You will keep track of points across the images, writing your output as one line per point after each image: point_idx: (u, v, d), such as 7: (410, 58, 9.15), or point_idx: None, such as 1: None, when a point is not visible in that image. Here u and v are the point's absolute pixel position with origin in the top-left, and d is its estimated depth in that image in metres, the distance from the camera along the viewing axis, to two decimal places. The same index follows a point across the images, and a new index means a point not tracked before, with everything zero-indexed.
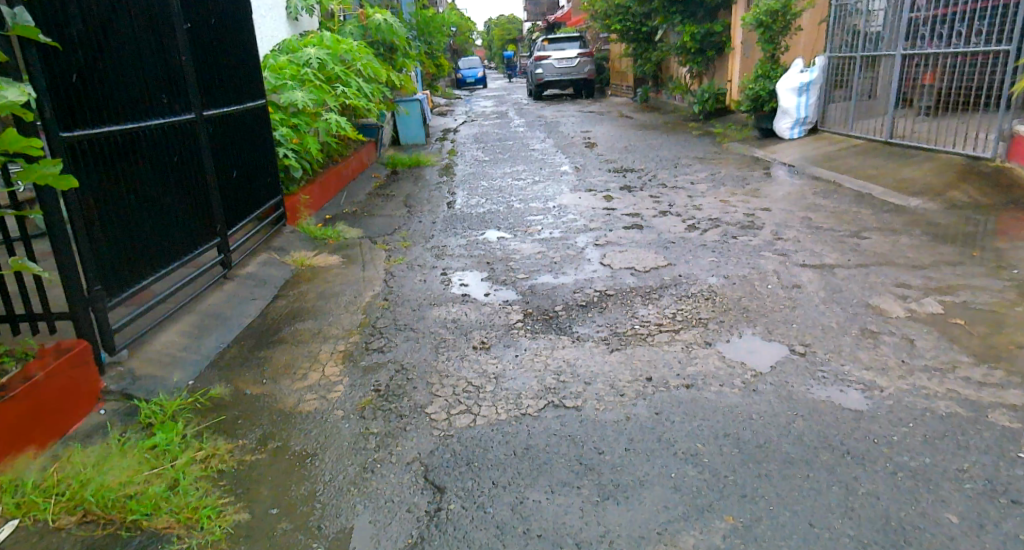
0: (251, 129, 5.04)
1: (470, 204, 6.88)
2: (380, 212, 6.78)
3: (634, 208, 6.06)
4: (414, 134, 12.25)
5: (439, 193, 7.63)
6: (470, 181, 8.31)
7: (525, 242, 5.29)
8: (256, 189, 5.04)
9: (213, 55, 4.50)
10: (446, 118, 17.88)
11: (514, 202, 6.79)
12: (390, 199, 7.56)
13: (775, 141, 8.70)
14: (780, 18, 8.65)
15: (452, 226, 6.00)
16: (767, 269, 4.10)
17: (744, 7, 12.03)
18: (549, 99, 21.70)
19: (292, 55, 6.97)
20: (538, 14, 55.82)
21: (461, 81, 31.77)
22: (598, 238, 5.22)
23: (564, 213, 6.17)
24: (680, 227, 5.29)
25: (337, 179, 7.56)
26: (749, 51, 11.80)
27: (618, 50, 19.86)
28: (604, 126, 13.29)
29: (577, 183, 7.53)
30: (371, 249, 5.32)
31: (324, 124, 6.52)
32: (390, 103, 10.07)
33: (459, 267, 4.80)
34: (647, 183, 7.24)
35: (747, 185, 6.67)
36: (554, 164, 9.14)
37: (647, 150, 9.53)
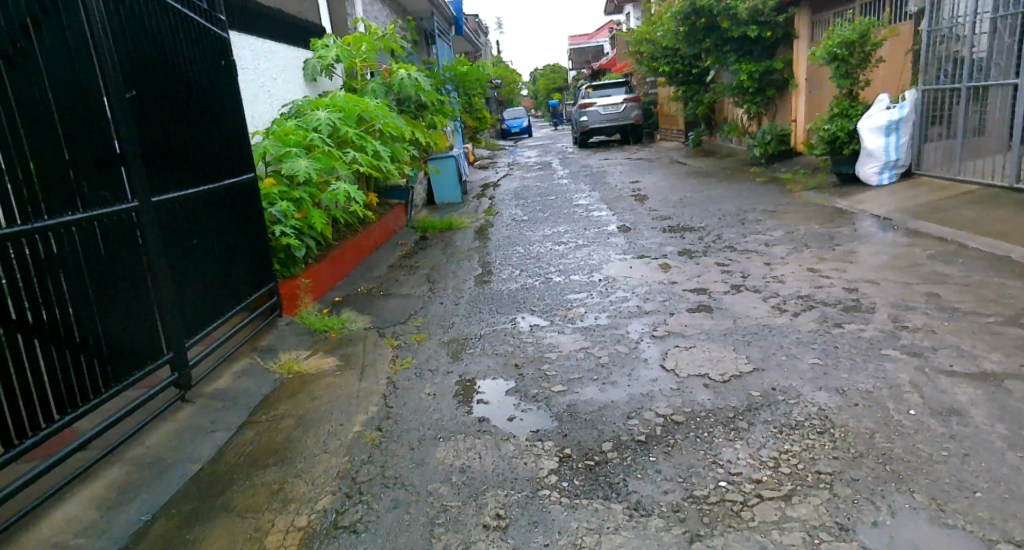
0: (235, 211, 4.25)
1: (502, 278, 5.89)
2: (398, 291, 5.88)
3: (699, 280, 4.99)
4: (449, 192, 11.50)
5: (469, 263, 6.69)
6: (507, 246, 7.35)
7: (564, 332, 4.27)
8: (241, 282, 4.22)
9: (186, 128, 3.75)
10: (488, 171, 17.16)
11: (554, 274, 5.80)
12: (414, 273, 6.64)
13: (858, 188, 7.54)
14: (857, 50, 7.59)
15: (480, 308, 5.03)
16: (899, 380, 3.00)
17: (807, 43, 11.06)
18: (595, 146, 20.92)
19: (301, 119, 6.20)
20: (583, 62, 55.84)
21: (506, 132, 31.31)
22: (658, 325, 4.18)
23: (614, 288, 5.12)
24: (763, 308, 4.19)
25: (353, 251, 6.71)
26: (815, 89, 10.85)
27: (666, 93, 19.02)
28: (655, 175, 12.31)
29: (628, 247, 6.50)
30: (375, 346, 4.33)
31: (332, 194, 5.69)
32: (419, 163, 9.29)
33: (483, 371, 3.80)
34: (710, 245, 6.17)
35: (834, 244, 5.54)
36: (600, 223, 8.13)
37: (707, 203, 8.43)
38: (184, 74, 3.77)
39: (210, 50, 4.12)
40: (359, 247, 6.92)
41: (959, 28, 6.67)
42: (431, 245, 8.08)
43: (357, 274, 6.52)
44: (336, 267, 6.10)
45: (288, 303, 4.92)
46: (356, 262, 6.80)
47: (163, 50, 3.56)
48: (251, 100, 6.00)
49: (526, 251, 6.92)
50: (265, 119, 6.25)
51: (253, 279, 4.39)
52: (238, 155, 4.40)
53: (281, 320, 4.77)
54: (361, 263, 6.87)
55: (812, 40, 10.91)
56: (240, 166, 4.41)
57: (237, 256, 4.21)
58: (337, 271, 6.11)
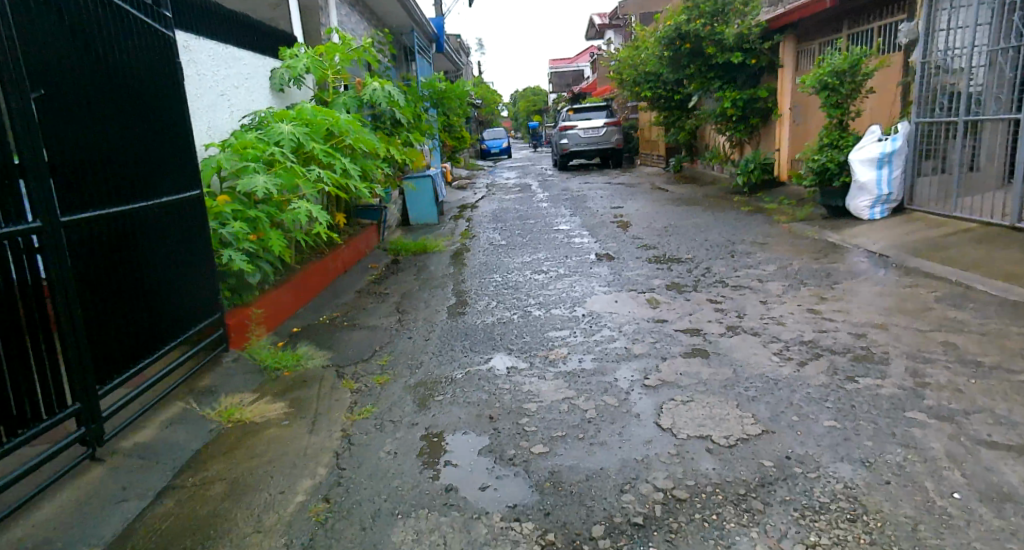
0: (176, 233, 3.78)
1: (477, 310, 5.43)
2: (365, 321, 5.40)
3: (691, 319, 4.60)
4: (425, 213, 11.05)
5: (442, 292, 6.23)
6: (482, 274, 6.90)
7: (544, 377, 3.83)
8: (179, 313, 3.74)
9: (116, 138, 3.26)
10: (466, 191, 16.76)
11: (533, 307, 5.36)
12: (383, 300, 6.14)
13: (850, 222, 7.25)
14: (849, 79, 7.26)
15: (452, 345, 4.58)
16: (934, 452, 2.61)
17: (792, 73, 10.80)
18: (575, 169, 20.66)
19: (264, 132, 5.72)
20: (564, 86, 56.02)
21: (486, 152, 31.00)
22: (649, 372, 3.76)
23: (600, 325, 4.70)
24: (765, 355, 3.80)
25: (318, 276, 6.22)
26: (800, 118, 10.62)
27: (647, 118, 18.85)
28: (637, 201, 11.99)
29: (613, 279, 6.10)
30: (332, 390, 3.84)
31: (292, 214, 5.21)
32: (393, 182, 8.84)
33: (453, 425, 3.35)
34: (700, 279, 5.80)
35: (833, 282, 5.18)
36: (582, 250, 7.73)
37: (693, 232, 8.10)
38: (116, 75, 3.29)
39: (151, 52, 3.64)
40: (325, 270, 6.42)
41: (956, 59, 6.40)
42: (404, 269, 7.61)
43: (321, 300, 6.02)
44: (297, 293, 5.60)
45: (236, 335, 4.40)
46: (321, 287, 6.29)
47: (88, 48, 3.08)
48: (208, 109, 5.51)
49: (503, 280, 6.47)
50: (225, 130, 5.76)
51: (193, 311, 3.89)
52: (181, 170, 3.92)
53: (227, 356, 4.26)
54: (327, 288, 6.37)
55: (797, 70, 10.68)
56: (184, 181, 3.94)
57: (176, 283, 3.72)
58: (299, 297, 5.61)
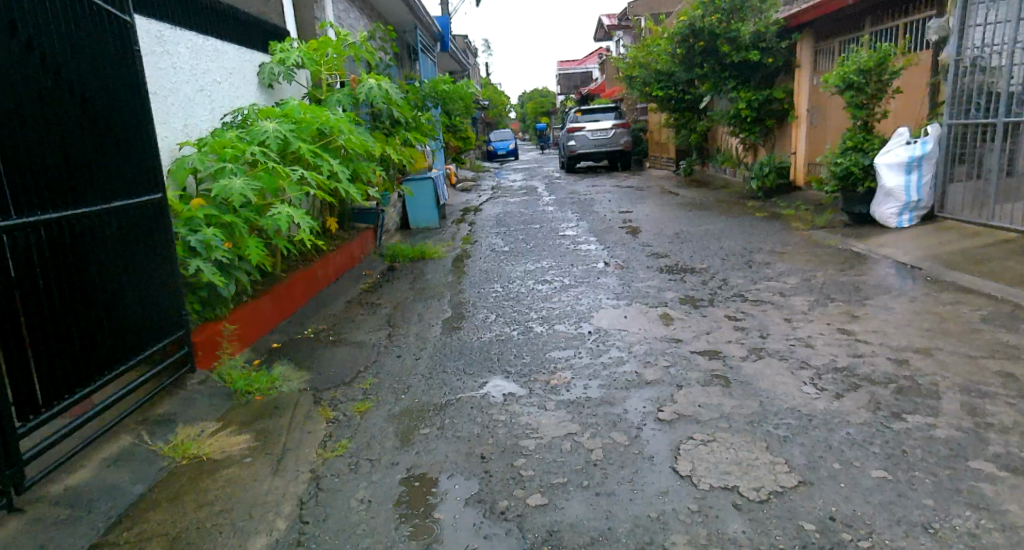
0: (127, 243, 3.43)
1: (474, 325, 5.00)
2: (353, 336, 4.99)
3: (709, 340, 4.16)
4: (426, 217, 10.64)
5: (438, 303, 5.81)
6: (482, 283, 6.47)
7: (545, 408, 3.41)
8: (127, 332, 3.39)
9: (39, 135, 2.92)
10: (471, 194, 16.35)
11: (535, 322, 4.94)
12: (373, 312, 5.72)
13: (876, 230, 6.79)
14: (875, 78, 6.75)
15: (444, 366, 4.16)
16: (1010, 516, 2.17)
17: (809, 72, 10.34)
18: (583, 172, 20.23)
19: (247, 130, 5.33)
20: (572, 88, 55.58)
21: (493, 154, 30.57)
22: (664, 403, 3.33)
23: (608, 345, 4.27)
24: (795, 385, 3.35)
25: (305, 285, 5.82)
26: (817, 119, 10.16)
27: (657, 120, 18.40)
28: (647, 205, 11.54)
29: (622, 291, 5.67)
30: (305, 420, 3.45)
31: (272, 220, 4.79)
32: (390, 185, 8.44)
33: (437, 465, 2.93)
34: (716, 292, 5.36)
35: (864, 297, 4.73)
36: (589, 258, 7.30)
37: (707, 240, 7.65)
38: (39, 65, 2.95)
39: (95, 44, 3.32)
40: (312, 279, 6.02)
41: (993, 56, 5.93)
42: (400, 277, 7.19)
43: (306, 312, 5.62)
44: (279, 305, 5.20)
45: (204, 354, 4.02)
46: (308, 297, 5.89)
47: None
48: (185, 105, 5.11)
49: (503, 291, 6.04)
50: (205, 128, 5.36)
51: (147, 329, 3.53)
52: (139, 174, 3.58)
53: (193, 379, 3.86)
54: (315, 299, 5.97)
55: (815, 70, 10.16)
56: (140, 186, 3.60)
57: (122, 298, 3.37)
58: (280, 310, 5.21)
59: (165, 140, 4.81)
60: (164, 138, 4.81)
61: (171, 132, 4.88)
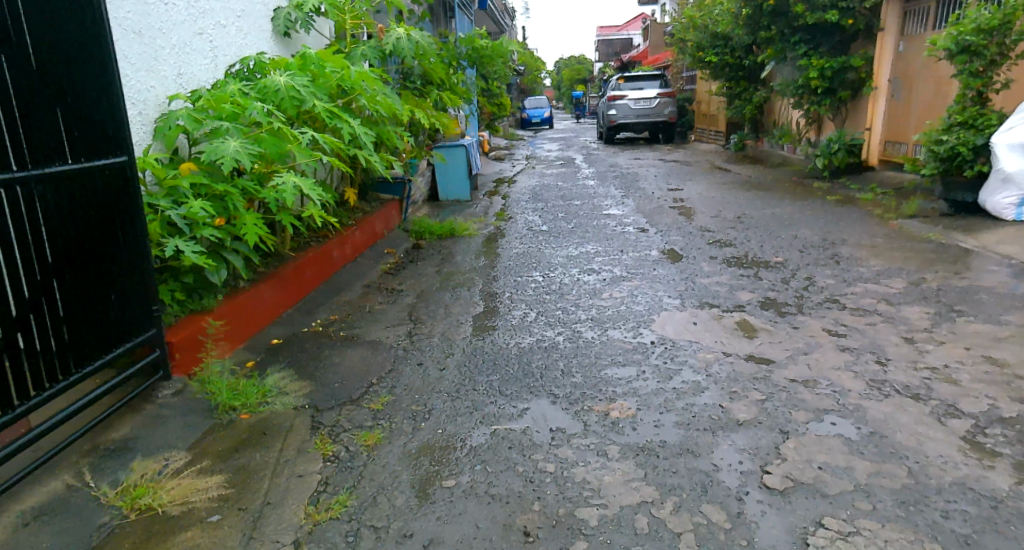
0: (64, 225, 2.61)
1: (508, 326, 4.18)
2: (368, 332, 4.22)
3: (810, 364, 3.29)
4: (457, 188, 9.80)
5: (467, 293, 5.01)
6: (517, 270, 5.64)
7: (607, 453, 2.61)
8: (62, 341, 2.60)
9: None
10: (504, 162, 15.43)
11: (584, 324, 4.12)
12: (392, 302, 4.92)
13: (984, 225, 5.84)
14: (994, 42, 5.92)
15: (475, 381, 3.37)
16: None
17: (893, 38, 9.40)
18: (623, 143, 19.19)
19: (252, 84, 4.43)
20: (610, 55, 53.74)
21: (527, 121, 29.47)
22: (767, 460, 2.48)
23: (679, 364, 3.42)
24: (948, 445, 2.49)
25: (315, 267, 5.03)
26: (901, 94, 9.31)
27: (705, 89, 17.33)
28: (698, 182, 10.57)
29: (686, 289, 4.80)
30: (297, 456, 2.59)
31: (275, 192, 3.95)
32: (417, 152, 7.59)
33: (463, 546, 2.12)
34: (802, 295, 4.47)
35: (998, 312, 3.85)
36: (640, 243, 6.42)
37: (776, 228, 6.71)
38: None
39: None
40: (325, 258, 5.25)
41: None
42: (426, 258, 6.39)
43: (314, 298, 4.84)
44: (284, 291, 4.42)
45: (185, 357, 3.20)
46: (320, 280, 5.12)
47: None
48: (180, 49, 4.15)
49: (542, 282, 5.20)
50: (204, 79, 4.40)
51: (92, 338, 2.73)
52: (89, 130, 2.75)
53: (164, 391, 3.03)
54: (326, 282, 5.20)
55: (902, 33, 9.30)
56: (91, 149, 2.75)
57: (52, 301, 2.57)
58: (285, 296, 4.44)
59: (152, 91, 3.88)
60: (151, 88, 3.87)
61: (160, 82, 3.94)
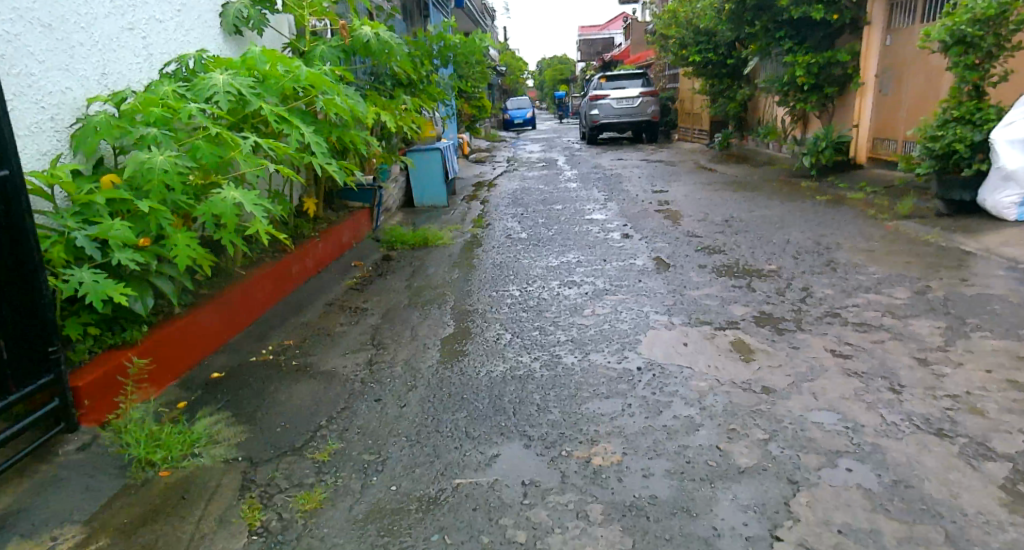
0: None
1: (480, 352, 3.78)
2: (325, 360, 3.80)
3: (816, 392, 2.91)
4: (433, 194, 9.39)
5: (437, 312, 4.60)
6: (492, 284, 5.24)
7: (586, 516, 2.23)
8: None
9: None
10: (486, 165, 15.05)
11: (563, 348, 3.73)
12: (356, 323, 4.50)
13: (986, 226, 5.51)
14: (991, 32, 5.58)
15: (439, 420, 2.97)
16: None
17: (880, 31, 9.09)
18: (607, 143, 18.87)
19: (187, 85, 4.03)
20: (593, 54, 53.48)
21: (510, 123, 29.11)
22: (776, 521, 2.10)
23: (669, 397, 3.04)
24: (987, 497, 2.11)
25: (270, 288, 4.59)
26: (889, 88, 9.01)
27: (688, 87, 17.02)
28: (683, 184, 10.23)
29: (675, 303, 4.42)
30: (215, 530, 2.26)
31: (210, 207, 3.50)
32: (388, 158, 7.15)
33: None
34: (800, 309, 4.10)
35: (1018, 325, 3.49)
36: (624, 251, 6.05)
37: (767, 231, 6.36)
38: None
39: None
40: (281, 276, 4.82)
41: None
42: (396, 271, 5.97)
43: (268, 320, 4.42)
44: (228, 314, 3.99)
45: (95, 404, 2.78)
46: (275, 300, 4.69)
47: None
48: (103, 45, 3.76)
49: (519, 297, 4.81)
50: (135, 80, 4.01)
51: None
52: None
53: (68, 445, 2.65)
54: (283, 302, 4.78)
55: (888, 26, 9.01)
56: None
57: None
58: (230, 320, 4.00)
59: (68, 92, 3.49)
60: (67, 89, 3.48)
61: (77, 82, 3.55)
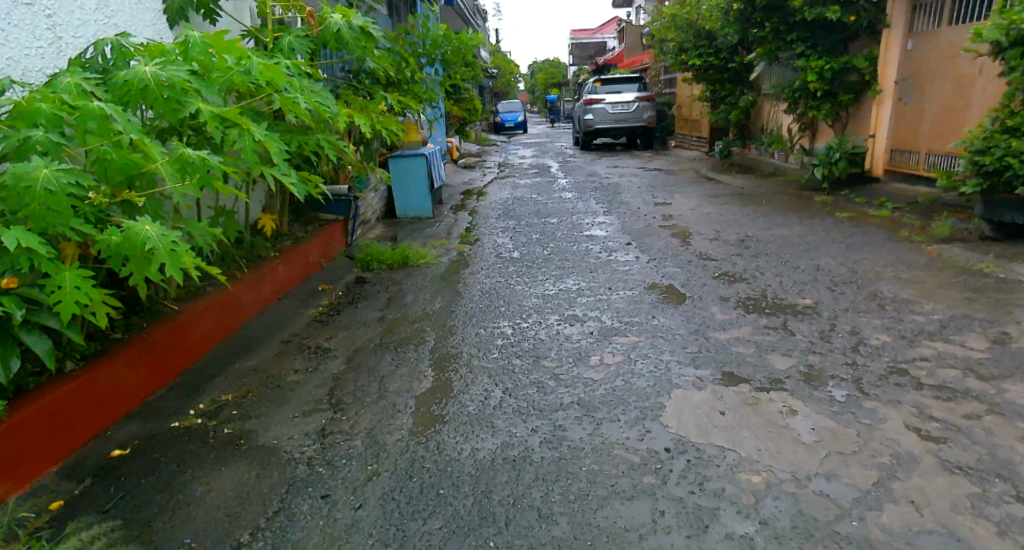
0: None
1: (463, 419, 3.01)
2: (268, 427, 3.04)
3: (913, 501, 2.18)
4: (416, 204, 8.60)
5: (414, 357, 3.83)
6: (479, 319, 4.46)
7: None
8: None
9: None
10: (474, 171, 14.26)
11: (567, 418, 2.96)
12: (313, 373, 3.72)
13: None
14: None
15: (405, 533, 2.22)
16: None
17: (900, 35, 8.35)
18: (600, 149, 18.17)
19: (99, 78, 3.24)
20: (585, 59, 52.99)
21: (500, 126, 28.38)
22: None
23: (713, 500, 2.29)
24: None
25: (204, 330, 3.75)
26: (909, 97, 8.33)
27: (686, 92, 16.36)
28: (686, 196, 9.52)
29: (699, 349, 3.66)
30: None
31: (112, 240, 2.64)
32: (364, 166, 6.32)
33: None
34: (856, 361, 3.36)
35: None
36: (631, 276, 5.29)
37: (790, 254, 5.64)
38: None
39: None
40: (226, 309, 4.04)
41: None
42: (368, 298, 5.18)
43: (204, 367, 3.64)
44: (146, 366, 3.22)
45: None
46: (217, 338, 3.92)
47: None
48: None
49: (511, 339, 4.05)
50: (35, 69, 3.22)
51: None
52: None
53: None
54: (229, 340, 4.00)
55: (910, 30, 8.26)
56: None
57: None
58: (150, 374, 3.23)
59: None
60: None
61: None
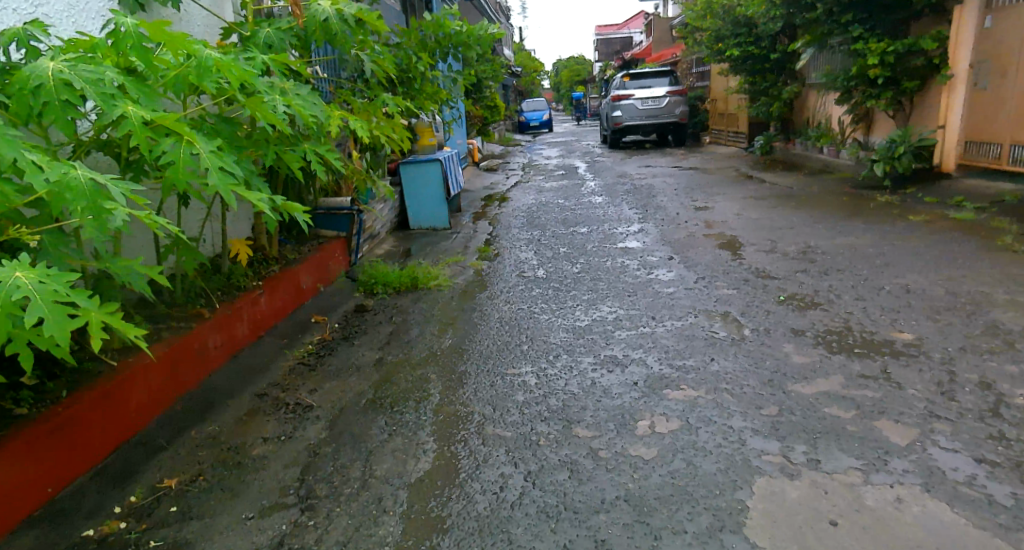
0: None
1: (468, 531, 2.24)
2: (219, 541, 2.32)
3: None
4: (431, 215, 7.84)
5: (413, 421, 3.04)
6: (496, 364, 3.67)
7: None
8: None
9: None
10: (497, 174, 13.49)
11: (613, 530, 2.15)
12: (286, 443, 2.96)
13: None
14: None
15: None
16: None
17: (974, 13, 7.33)
18: (630, 147, 17.26)
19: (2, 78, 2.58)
20: (610, 55, 51.97)
21: (525, 126, 27.54)
22: None
23: None
24: None
25: (145, 391, 3.03)
26: (986, 82, 7.34)
27: (721, 85, 15.38)
28: (729, 198, 8.62)
29: (779, 412, 2.78)
30: None
31: None
32: (368, 177, 5.55)
33: None
34: (1001, 429, 2.47)
35: None
36: (678, 303, 4.46)
37: (867, 269, 4.74)
38: None
39: None
40: (184, 357, 3.34)
41: None
42: (368, 332, 4.40)
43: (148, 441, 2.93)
44: (49, 452, 2.52)
45: None
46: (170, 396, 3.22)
47: None
48: None
49: (536, 393, 3.25)
50: None
51: None
52: None
53: None
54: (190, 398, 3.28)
55: (987, 6, 7.22)
56: None
57: None
58: (53, 460, 2.55)
59: None
60: None
61: None
